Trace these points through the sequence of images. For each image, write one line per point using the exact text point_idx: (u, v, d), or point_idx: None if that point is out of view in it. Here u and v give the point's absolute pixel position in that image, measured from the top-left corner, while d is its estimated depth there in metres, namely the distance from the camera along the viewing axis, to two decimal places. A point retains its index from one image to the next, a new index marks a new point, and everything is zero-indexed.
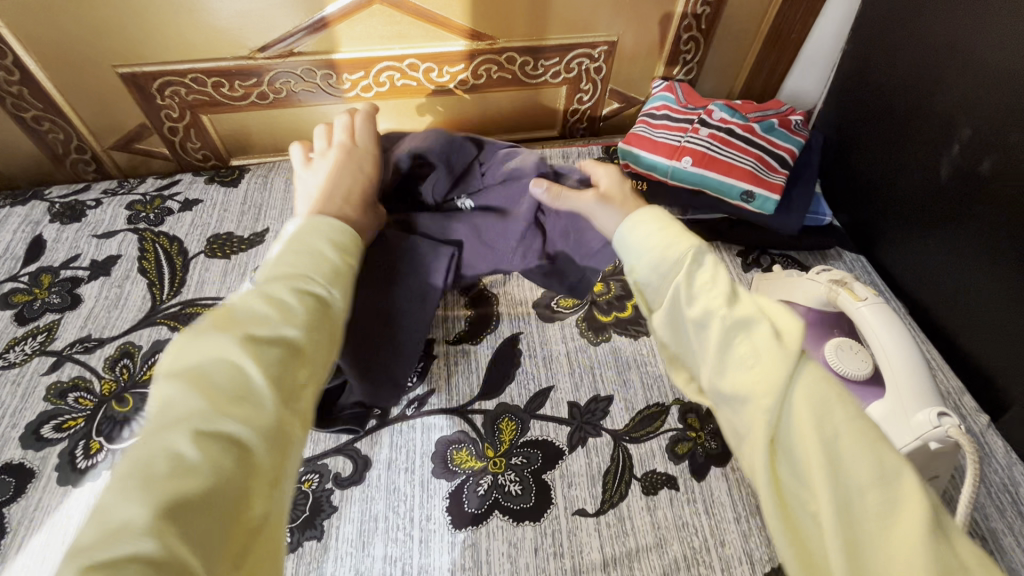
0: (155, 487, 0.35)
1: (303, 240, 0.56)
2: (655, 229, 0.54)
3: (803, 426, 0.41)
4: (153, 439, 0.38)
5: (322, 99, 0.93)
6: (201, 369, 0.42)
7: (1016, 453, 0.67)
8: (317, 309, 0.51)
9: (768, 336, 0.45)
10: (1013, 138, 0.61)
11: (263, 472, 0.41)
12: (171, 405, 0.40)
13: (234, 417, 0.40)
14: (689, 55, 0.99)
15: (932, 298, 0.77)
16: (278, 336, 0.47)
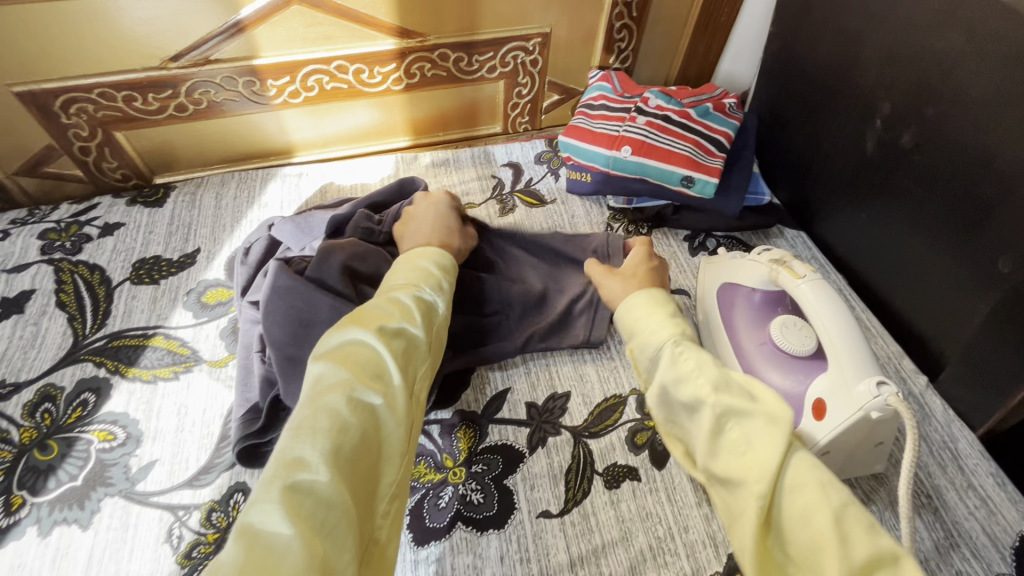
0: (323, 440, 0.42)
1: (411, 261, 0.64)
2: (648, 308, 0.59)
3: (793, 496, 0.43)
4: (311, 403, 0.45)
5: (249, 107, 0.88)
6: (347, 351, 0.49)
7: (953, 411, 0.71)
8: (427, 311, 0.58)
9: (762, 421, 0.47)
10: (929, 111, 0.63)
11: (394, 445, 0.47)
12: (321, 377, 0.47)
13: (375, 390, 0.47)
14: (624, 43, 0.99)
15: (868, 268, 0.79)
16: (402, 332, 0.53)
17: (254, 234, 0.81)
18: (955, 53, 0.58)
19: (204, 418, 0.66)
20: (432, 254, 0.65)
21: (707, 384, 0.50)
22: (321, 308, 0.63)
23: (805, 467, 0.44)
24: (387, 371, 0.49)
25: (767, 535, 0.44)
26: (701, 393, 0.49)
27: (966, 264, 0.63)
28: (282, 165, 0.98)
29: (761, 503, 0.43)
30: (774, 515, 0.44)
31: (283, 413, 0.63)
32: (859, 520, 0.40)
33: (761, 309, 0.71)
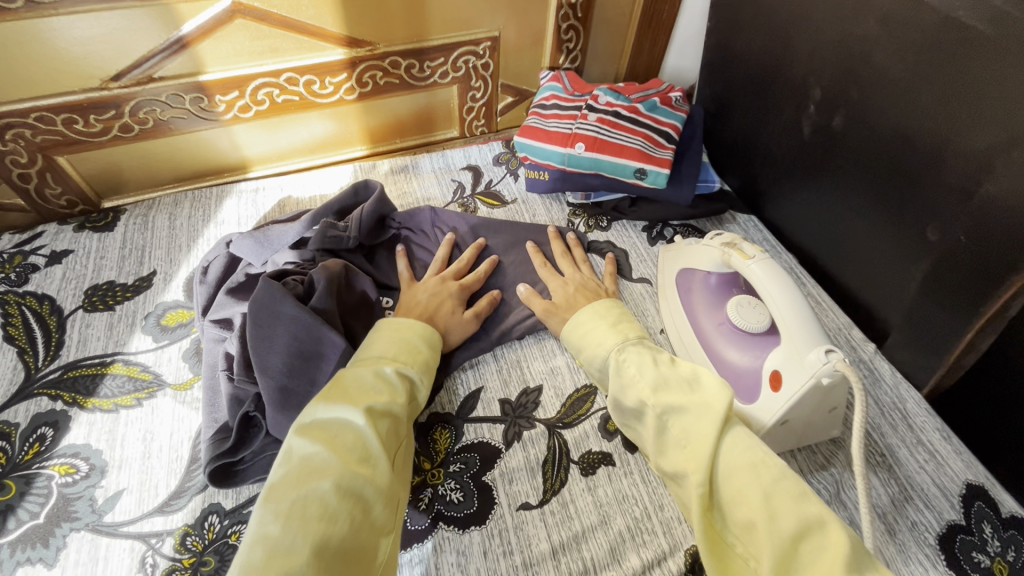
0: (313, 529, 0.43)
1: (398, 327, 0.64)
2: (593, 321, 0.66)
3: (733, 480, 0.49)
4: (298, 490, 0.45)
5: (199, 124, 0.87)
6: (333, 434, 0.50)
7: (900, 373, 0.75)
8: (412, 385, 0.60)
9: (698, 419, 0.53)
10: (854, 94, 0.67)
11: (383, 527, 0.48)
12: (310, 461, 0.48)
13: (362, 475, 0.48)
14: (571, 43, 1.01)
15: (815, 246, 0.84)
16: (387, 410, 0.55)
17: (212, 252, 0.79)
18: (872, 39, 0.62)
19: (171, 443, 0.65)
20: (413, 324, 0.65)
21: (648, 386, 0.56)
22: (282, 304, 0.62)
23: (744, 444, 0.51)
24: (374, 453, 0.50)
25: (712, 516, 0.49)
26: (644, 395, 0.56)
27: (899, 234, 0.67)
28: (237, 181, 0.96)
29: (700, 489, 0.48)
30: (715, 500, 0.49)
31: (255, 429, 0.62)
32: (789, 492, 0.47)
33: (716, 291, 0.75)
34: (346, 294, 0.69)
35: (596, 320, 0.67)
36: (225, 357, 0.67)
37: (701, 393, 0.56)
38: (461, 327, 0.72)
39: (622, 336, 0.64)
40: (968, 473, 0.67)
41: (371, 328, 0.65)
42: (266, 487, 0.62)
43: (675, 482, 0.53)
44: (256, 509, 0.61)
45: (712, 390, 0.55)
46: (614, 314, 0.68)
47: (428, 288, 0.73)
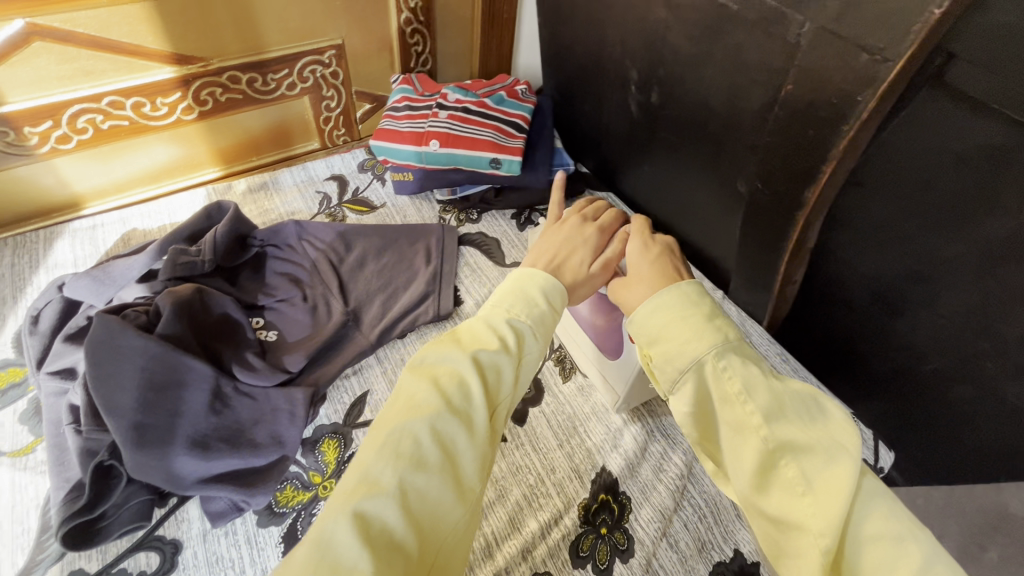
0: (400, 467, 0.36)
1: (524, 279, 0.50)
2: (679, 335, 0.45)
3: (870, 543, 0.35)
4: (395, 422, 0.38)
5: (9, 162, 0.78)
6: (437, 371, 0.42)
7: (744, 312, 0.86)
8: (528, 340, 0.46)
9: (821, 460, 0.38)
10: (663, 72, 0.74)
11: (472, 493, 0.38)
12: (412, 394, 0.40)
13: (458, 422, 0.39)
14: (419, 47, 1.03)
15: (663, 212, 0.93)
16: (498, 362, 0.43)
17: (41, 298, 0.71)
18: (662, 22, 0.70)
19: (15, 515, 0.58)
20: (526, 277, 0.50)
21: (731, 383, 0.42)
22: (123, 339, 0.57)
23: (875, 517, 0.35)
24: (478, 402, 0.40)
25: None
26: (734, 416, 0.41)
27: (719, 191, 0.77)
28: (70, 220, 0.87)
29: (824, 554, 0.34)
30: (838, 561, 0.35)
31: (116, 480, 0.57)
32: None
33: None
34: (201, 317, 0.66)
35: (669, 326, 0.45)
36: (69, 409, 0.61)
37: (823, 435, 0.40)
38: (590, 285, 0.56)
39: (740, 358, 0.43)
40: None
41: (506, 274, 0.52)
42: (138, 539, 0.57)
43: (778, 530, 0.38)
44: (129, 564, 0.56)
45: (835, 422, 0.40)
46: (710, 307, 0.47)
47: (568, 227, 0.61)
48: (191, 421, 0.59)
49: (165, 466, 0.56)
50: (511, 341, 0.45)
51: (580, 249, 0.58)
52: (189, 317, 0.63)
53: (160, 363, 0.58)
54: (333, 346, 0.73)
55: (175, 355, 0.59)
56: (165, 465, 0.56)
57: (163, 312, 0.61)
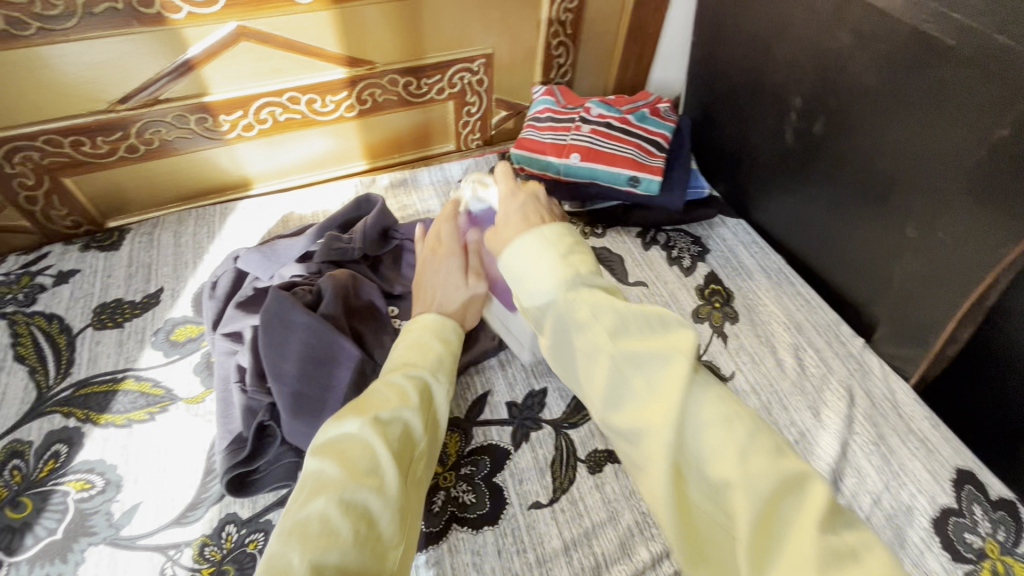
0: (311, 547, 0.35)
1: (415, 337, 0.56)
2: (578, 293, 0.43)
3: (708, 445, 0.36)
4: (302, 504, 0.38)
5: (202, 144, 0.89)
6: (339, 443, 0.43)
7: (888, 366, 0.79)
8: (427, 390, 0.51)
9: (663, 374, 0.39)
10: (834, 101, 0.71)
11: (391, 545, 0.40)
12: (316, 474, 0.41)
13: (369, 487, 0.40)
14: (562, 59, 1.05)
15: (803, 246, 0.88)
16: (400, 416, 0.47)
17: (220, 267, 0.81)
18: (847, 49, 0.67)
19: (186, 455, 0.66)
20: (434, 325, 0.58)
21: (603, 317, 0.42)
22: (295, 315, 0.64)
23: (758, 433, 0.37)
24: (383, 461, 0.42)
25: (682, 483, 0.37)
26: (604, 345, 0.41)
27: (880, 231, 0.72)
28: (240, 199, 0.98)
29: (668, 456, 0.36)
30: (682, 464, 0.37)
31: (269, 439, 0.64)
32: (768, 446, 0.36)
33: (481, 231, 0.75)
34: (353, 301, 0.72)
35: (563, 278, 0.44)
36: (237, 369, 0.69)
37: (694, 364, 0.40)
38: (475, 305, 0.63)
39: (602, 294, 0.43)
40: (957, 458, 0.69)
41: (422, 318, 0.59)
42: (282, 495, 0.63)
43: (626, 445, 0.41)
44: (273, 517, 0.62)
45: (676, 332, 0.41)
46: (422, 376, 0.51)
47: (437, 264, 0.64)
48: (338, 394, 0.63)
49: (310, 435, 0.61)
50: (412, 396, 0.49)
51: (451, 261, 0.64)
52: (342, 300, 0.69)
53: (319, 340, 0.64)
54: (467, 341, 0.77)
55: (332, 335, 0.64)
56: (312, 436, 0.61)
57: (324, 291, 0.68)
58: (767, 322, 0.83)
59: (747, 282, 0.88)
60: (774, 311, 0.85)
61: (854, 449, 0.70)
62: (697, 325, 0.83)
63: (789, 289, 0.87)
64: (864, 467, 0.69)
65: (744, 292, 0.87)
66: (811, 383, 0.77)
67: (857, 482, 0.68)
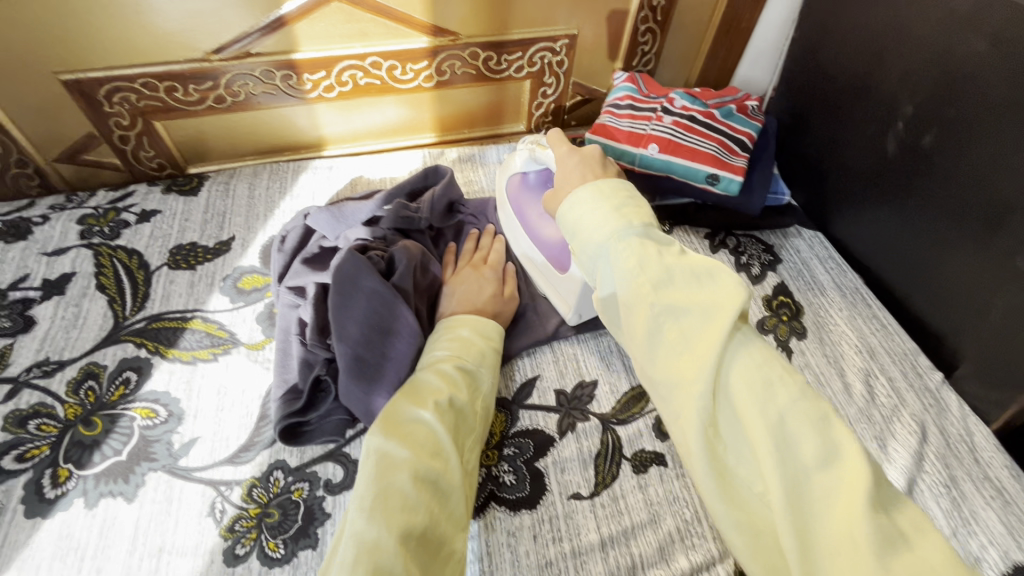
0: (395, 522, 0.44)
1: (457, 329, 0.65)
2: (599, 201, 0.54)
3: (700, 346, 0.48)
4: (383, 483, 0.47)
5: (284, 101, 0.91)
6: (406, 430, 0.52)
7: (968, 406, 0.73)
8: (473, 381, 0.60)
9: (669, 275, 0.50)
10: (950, 114, 0.68)
11: (457, 520, 0.49)
12: (390, 456, 0.49)
13: (434, 468, 0.49)
14: (646, 46, 1.01)
15: (886, 267, 0.82)
16: (453, 405, 0.55)
17: (289, 223, 0.82)
18: (979, 57, 0.63)
19: (243, 399, 0.68)
20: (474, 322, 0.66)
21: (623, 208, 0.53)
22: (364, 280, 0.65)
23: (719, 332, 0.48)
24: (444, 449, 0.51)
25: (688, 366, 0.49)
26: (709, 299, 0.48)
27: (985, 259, 0.66)
28: (312, 159, 1.00)
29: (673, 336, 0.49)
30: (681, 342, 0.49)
31: (323, 394, 0.66)
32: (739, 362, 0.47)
33: (538, 187, 0.77)
34: (419, 277, 0.72)
35: (596, 198, 0.54)
36: (298, 322, 0.70)
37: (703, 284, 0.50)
38: (510, 308, 0.74)
39: (626, 198, 0.54)
40: None
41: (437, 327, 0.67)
42: (329, 450, 0.65)
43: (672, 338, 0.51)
44: (319, 469, 0.63)
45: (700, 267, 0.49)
46: (467, 366, 0.61)
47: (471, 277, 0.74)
48: (396, 367, 0.64)
49: (365, 401, 0.63)
50: (461, 393, 0.57)
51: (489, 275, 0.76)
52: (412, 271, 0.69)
53: (384, 309, 0.64)
54: (518, 327, 0.77)
55: (398, 304, 0.65)
56: (366, 401, 0.63)
57: (397, 260, 0.68)
58: (837, 342, 0.79)
59: (819, 298, 0.83)
60: (845, 332, 0.80)
61: (921, 488, 0.66)
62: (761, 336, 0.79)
63: (864, 310, 0.82)
64: (931, 508, 0.64)
65: (815, 308, 0.82)
66: (879, 413, 0.72)
67: None
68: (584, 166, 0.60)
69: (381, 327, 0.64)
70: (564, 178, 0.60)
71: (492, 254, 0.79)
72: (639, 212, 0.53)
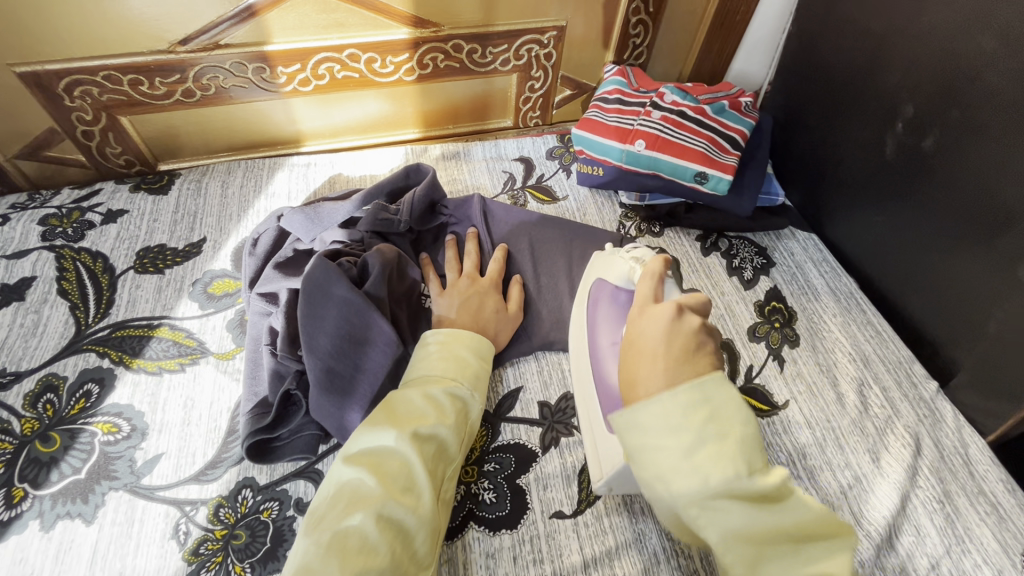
0: (350, 564, 0.42)
1: (448, 346, 0.61)
2: (670, 420, 0.41)
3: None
4: (343, 520, 0.45)
5: (257, 95, 0.86)
6: (378, 460, 0.49)
7: (963, 416, 0.71)
8: (460, 406, 0.56)
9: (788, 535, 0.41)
10: (952, 115, 0.65)
11: (423, 559, 0.47)
12: (356, 490, 0.47)
13: (404, 506, 0.47)
14: (638, 39, 0.97)
15: (882, 273, 0.80)
16: (434, 433, 0.52)
17: (262, 225, 0.79)
18: (985, 55, 0.60)
19: (210, 412, 0.65)
20: (465, 339, 0.63)
21: (698, 413, 0.41)
22: (336, 287, 0.62)
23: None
24: (418, 483, 0.49)
25: None
26: (681, 443, 0.41)
27: (986, 268, 0.64)
28: (289, 155, 0.96)
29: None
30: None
31: (294, 407, 0.62)
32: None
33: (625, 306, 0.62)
34: (397, 283, 0.69)
35: (666, 417, 0.42)
36: (269, 332, 0.66)
37: (779, 504, 0.41)
38: (508, 325, 0.71)
39: (699, 410, 0.42)
40: None
41: (425, 337, 0.63)
42: (300, 467, 0.62)
43: None
44: (290, 487, 0.60)
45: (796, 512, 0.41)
46: (458, 382, 0.58)
47: (459, 292, 0.70)
48: (371, 379, 0.62)
49: (339, 415, 0.60)
50: (445, 421, 0.54)
51: (485, 288, 0.71)
52: (389, 274, 0.66)
53: (359, 318, 0.61)
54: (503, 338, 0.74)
55: (371, 313, 0.62)
56: (337, 417, 0.60)
57: (371, 262, 0.65)
58: (830, 350, 0.76)
59: (813, 303, 0.81)
60: (839, 339, 0.77)
61: (914, 504, 0.63)
62: (753, 344, 0.76)
63: (859, 317, 0.79)
64: (925, 524, 0.62)
65: (809, 314, 0.80)
66: (872, 425, 0.69)
67: (913, 541, 0.61)
68: (674, 329, 0.46)
69: (355, 336, 0.61)
70: (637, 342, 0.47)
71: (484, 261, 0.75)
72: (717, 449, 0.40)
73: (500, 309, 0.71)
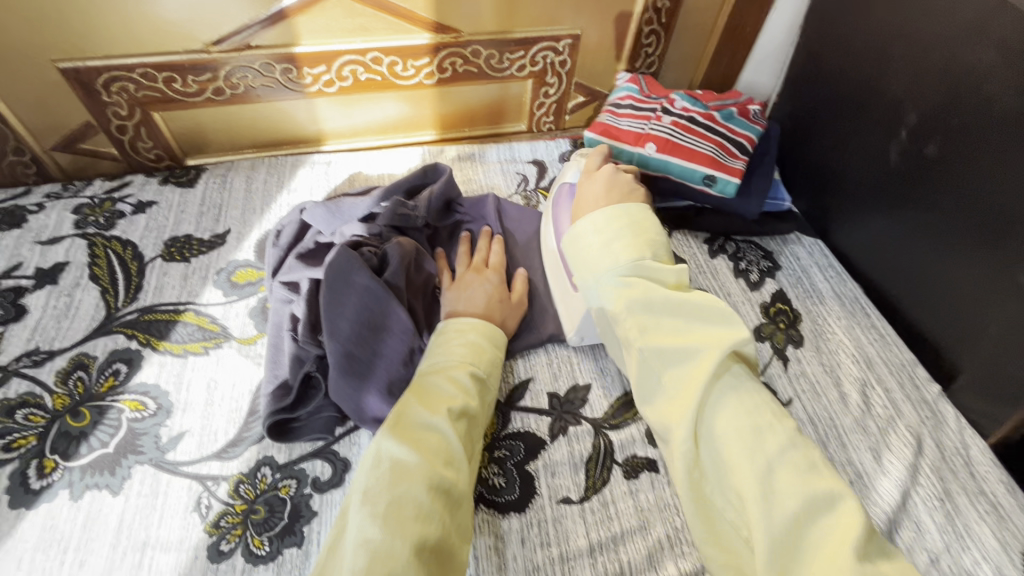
0: (410, 531, 0.45)
1: (464, 334, 0.64)
2: (603, 228, 0.64)
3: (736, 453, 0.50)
4: (395, 491, 0.47)
5: (283, 94, 0.90)
6: (419, 437, 0.51)
7: (964, 418, 0.72)
8: (481, 389, 0.59)
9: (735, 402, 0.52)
10: (953, 123, 0.67)
11: (467, 528, 0.50)
12: (402, 464, 0.49)
13: (449, 477, 0.50)
14: (651, 48, 1.01)
15: (886, 278, 0.82)
16: (466, 413, 0.55)
17: (286, 217, 0.82)
18: (986, 66, 0.63)
19: (232, 394, 0.68)
20: (481, 328, 0.65)
21: (624, 231, 0.63)
22: (358, 276, 0.65)
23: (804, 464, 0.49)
24: (457, 457, 0.51)
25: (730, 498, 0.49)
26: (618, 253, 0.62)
27: (986, 272, 0.66)
28: (311, 153, 0.99)
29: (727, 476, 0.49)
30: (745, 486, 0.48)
31: (314, 390, 0.65)
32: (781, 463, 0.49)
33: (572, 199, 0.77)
34: (414, 274, 0.72)
35: (605, 232, 0.64)
36: (290, 318, 0.69)
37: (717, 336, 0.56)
38: (515, 314, 0.73)
39: (628, 231, 0.63)
40: None
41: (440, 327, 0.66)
42: (317, 447, 0.64)
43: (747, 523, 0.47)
44: (307, 467, 0.62)
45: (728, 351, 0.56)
46: (478, 367, 0.61)
47: (468, 281, 0.72)
48: (387, 365, 0.64)
49: (357, 398, 0.61)
50: (473, 403, 0.56)
51: (491, 279, 0.74)
52: (407, 265, 0.69)
53: (378, 305, 0.65)
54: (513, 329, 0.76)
55: (389, 301, 0.65)
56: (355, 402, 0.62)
57: (390, 253, 0.69)
58: (834, 351, 0.78)
59: (817, 306, 0.83)
60: (843, 341, 0.79)
61: (915, 501, 0.65)
62: (758, 343, 0.78)
63: (863, 320, 0.81)
64: (925, 521, 0.63)
65: (813, 316, 0.81)
66: (876, 424, 0.71)
67: (916, 535, 0.62)
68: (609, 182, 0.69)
69: (374, 323, 0.64)
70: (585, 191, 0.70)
71: (493, 255, 0.77)
72: (634, 247, 0.62)
73: (507, 298, 0.73)
